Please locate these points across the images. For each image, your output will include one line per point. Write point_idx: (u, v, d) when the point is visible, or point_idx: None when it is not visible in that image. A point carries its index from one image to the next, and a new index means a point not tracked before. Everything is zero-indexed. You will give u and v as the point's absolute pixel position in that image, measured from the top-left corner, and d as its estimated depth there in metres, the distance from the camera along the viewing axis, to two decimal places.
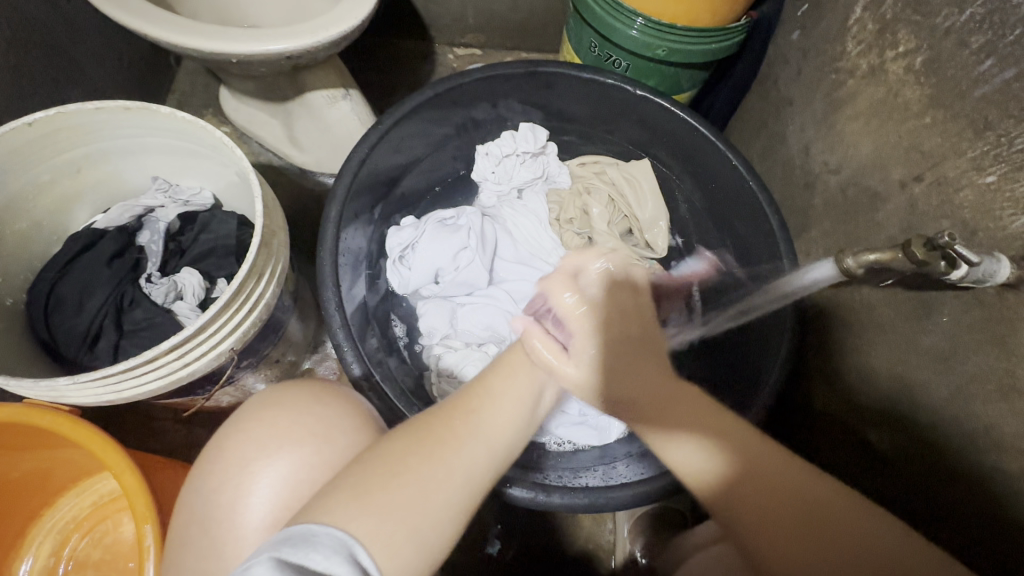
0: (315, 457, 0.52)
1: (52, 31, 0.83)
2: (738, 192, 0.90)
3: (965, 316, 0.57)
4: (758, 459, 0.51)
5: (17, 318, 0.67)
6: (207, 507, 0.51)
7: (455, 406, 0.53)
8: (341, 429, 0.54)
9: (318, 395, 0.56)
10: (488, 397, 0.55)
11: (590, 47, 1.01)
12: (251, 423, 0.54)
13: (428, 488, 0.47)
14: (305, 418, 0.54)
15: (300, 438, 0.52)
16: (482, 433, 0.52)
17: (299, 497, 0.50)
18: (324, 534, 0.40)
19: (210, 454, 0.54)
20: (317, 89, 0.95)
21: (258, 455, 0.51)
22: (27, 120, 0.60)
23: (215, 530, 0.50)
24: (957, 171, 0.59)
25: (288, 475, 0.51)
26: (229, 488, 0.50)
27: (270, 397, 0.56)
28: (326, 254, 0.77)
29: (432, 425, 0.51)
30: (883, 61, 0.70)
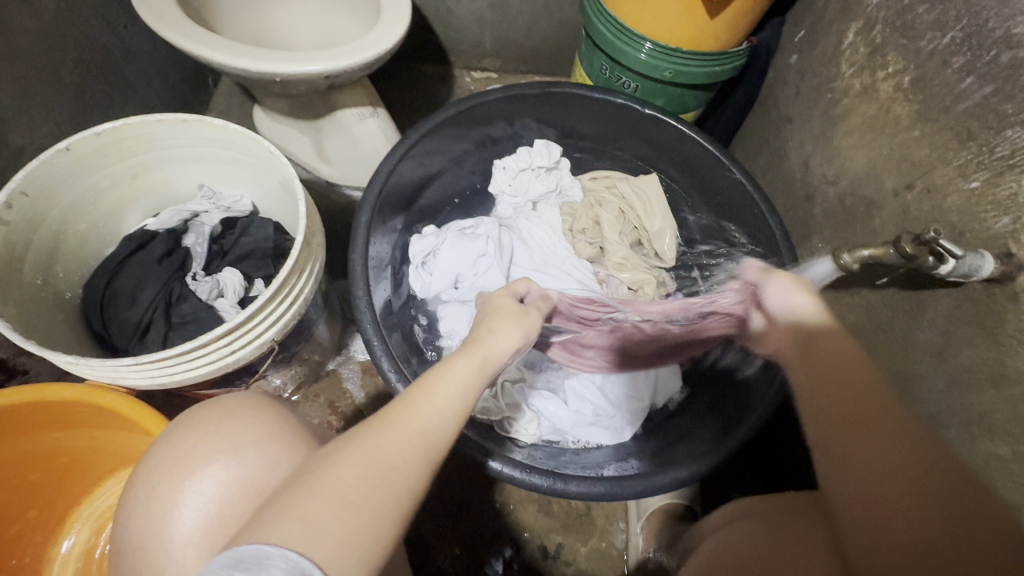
0: (225, 473, 0.50)
1: (112, 52, 0.91)
2: (742, 203, 0.95)
3: (956, 312, 0.60)
4: (878, 421, 0.53)
5: (74, 311, 0.73)
6: (129, 534, 0.50)
7: (404, 412, 0.44)
8: (250, 441, 0.52)
9: (231, 407, 0.55)
10: (433, 408, 0.45)
11: (601, 69, 1.08)
12: (163, 446, 0.53)
13: (379, 507, 0.40)
14: (212, 436, 0.52)
15: (205, 457, 0.51)
16: (430, 447, 0.44)
17: (214, 516, 0.48)
18: (286, 555, 0.35)
19: (133, 479, 0.53)
20: (348, 107, 1.02)
21: (167, 477, 0.51)
22: (97, 130, 0.67)
23: (136, 555, 0.49)
24: (945, 179, 0.64)
25: (203, 490, 0.49)
26: (144, 514, 0.49)
27: (194, 414, 0.55)
28: (357, 257, 0.83)
29: (366, 430, 0.43)
30: (874, 80, 0.76)
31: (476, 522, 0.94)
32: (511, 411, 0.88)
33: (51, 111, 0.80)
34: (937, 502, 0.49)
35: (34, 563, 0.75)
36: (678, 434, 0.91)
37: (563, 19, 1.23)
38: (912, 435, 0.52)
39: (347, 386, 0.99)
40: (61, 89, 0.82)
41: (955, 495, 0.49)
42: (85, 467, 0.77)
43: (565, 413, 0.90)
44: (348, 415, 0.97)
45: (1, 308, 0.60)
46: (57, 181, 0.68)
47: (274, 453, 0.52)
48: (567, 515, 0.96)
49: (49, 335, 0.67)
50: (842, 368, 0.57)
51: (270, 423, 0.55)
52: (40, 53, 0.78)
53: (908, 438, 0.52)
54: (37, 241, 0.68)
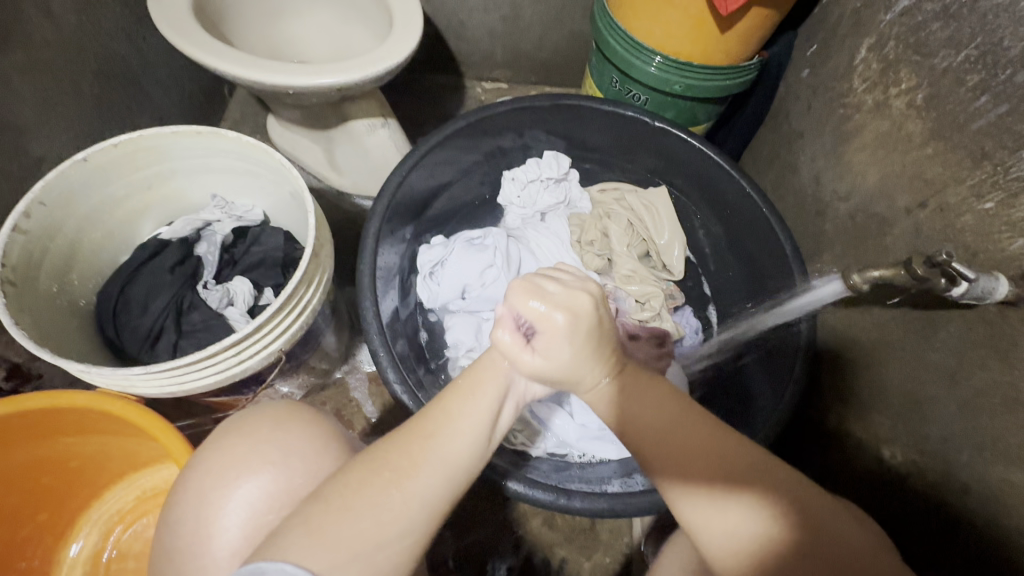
0: (273, 485, 0.51)
1: (131, 64, 0.93)
2: (752, 218, 0.94)
3: (969, 333, 0.59)
4: (725, 468, 0.45)
5: (87, 318, 0.74)
6: (176, 536, 0.51)
7: (418, 423, 0.48)
8: (299, 453, 0.53)
9: (279, 417, 0.55)
10: (446, 416, 0.48)
11: (611, 82, 1.09)
12: (212, 452, 0.54)
13: (386, 519, 0.43)
14: (264, 446, 0.53)
15: (257, 466, 0.51)
16: (442, 458, 0.46)
17: (259, 528, 0.49)
18: (283, 568, 0.39)
19: (180, 482, 0.54)
20: (359, 118, 1.03)
21: (217, 483, 0.51)
22: (114, 141, 0.68)
23: (184, 559, 0.50)
24: (958, 198, 0.64)
25: (251, 500, 0.50)
26: (192, 519, 0.50)
27: (243, 419, 0.56)
28: (365, 268, 0.84)
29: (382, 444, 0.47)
30: (887, 97, 0.75)
31: (480, 534, 0.93)
32: (518, 424, 0.89)
33: (71, 122, 0.82)
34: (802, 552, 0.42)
35: (44, 566, 0.76)
36: None
37: (574, 31, 1.24)
38: (748, 466, 0.46)
39: (354, 395, 1.00)
40: (81, 100, 0.84)
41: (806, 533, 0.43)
42: (94, 472, 0.78)
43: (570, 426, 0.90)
44: (354, 424, 0.97)
45: (17, 316, 0.62)
46: (74, 190, 0.69)
47: (321, 468, 0.53)
48: (572, 529, 0.95)
49: (63, 342, 0.68)
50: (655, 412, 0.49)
51: (316, 437, 0.55)
52: (62, 65, 0.80)
53: (748, 479, 0.45)
54: (53, 250, 0.70)
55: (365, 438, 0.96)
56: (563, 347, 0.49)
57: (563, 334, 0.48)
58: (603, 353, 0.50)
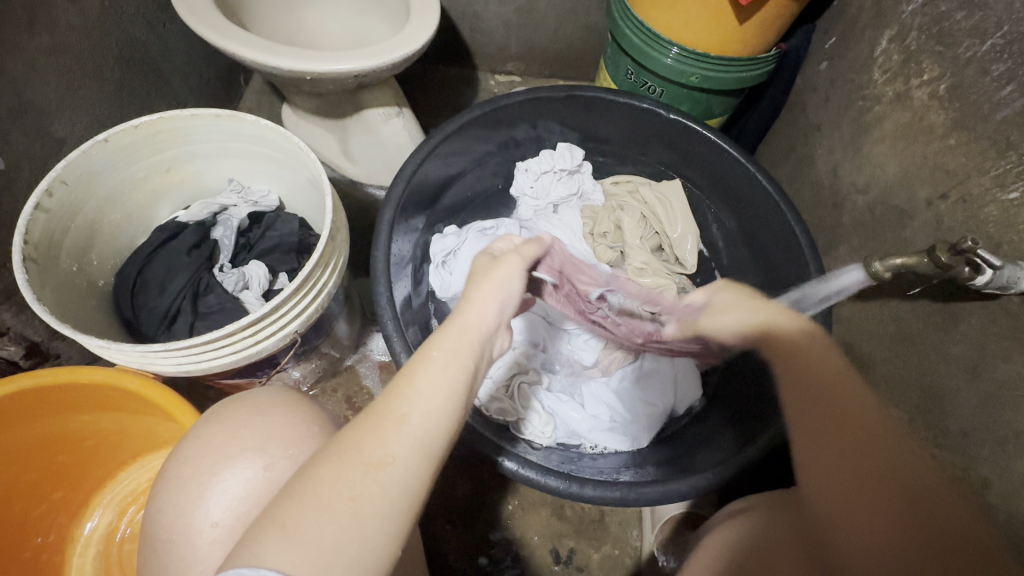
0: (252, 471, 0.51)
1: (150, 50, 0.94)
2: (768, 211, 0.94)
3: (992, 325, 0.59)
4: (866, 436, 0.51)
5: (105, 297, 0.75)
6: (157, 527, 0.51)
7: (385, 403, 0.41)
8: (277, 440, 0.53)
9: (261, 404, 0.56)
10: (419, 394, 0.41)
11: (626, 74, 1.08)
12: (194, 442, 0.54)
13: (366, 512, 0.37)
14: (242, 433, 0.53)
15: (234, 454, 0.52)
16: (418, 438, 0.40)
17: (238, 516, 0.49)
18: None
19: (163, 472, 0.54)
20: (373, 106, 1.04)
21: (197, 472, 0.52)
22: (135, 122, 0.69)
23: (164, 549, 0.50)
24: (981, 189, 0.63)
25: (231, 488, 0.50)
26: (172, 508, 0.50)
27: (223, 409, 0.57)
28: (380, 254, 0.84)
29: (351, 429, 0.40)
30: (908, 88, 0.74)
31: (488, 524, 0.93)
32: (526, 413, 0.88)
33: (92, 106, 0.83)
34: (897, 512, 0.48)
35: (59, 543, 0.77)
36: (699, 442, 0.89)
37: (589, 24, 1.24)
38: (888, 441, 0.51)
39: (365, 383, 1.00)
40: (101, 84, 0.85)
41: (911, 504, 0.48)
42: (109, 451, 0.79)
43: (582, 417, 0.90)
44: (364, 411, 0.97)
45: (39, 292, 0.62)
46: (96, 170, 0.70)
47: (301, 453, 0.52)
48: (581, 520, 0.95)
49: (84, 321, 0.69)
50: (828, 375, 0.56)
51: (299, 423, 0.55)
52: (85, 49, 0.80)
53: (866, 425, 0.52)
54: (73, 229, 0.70)
55: None
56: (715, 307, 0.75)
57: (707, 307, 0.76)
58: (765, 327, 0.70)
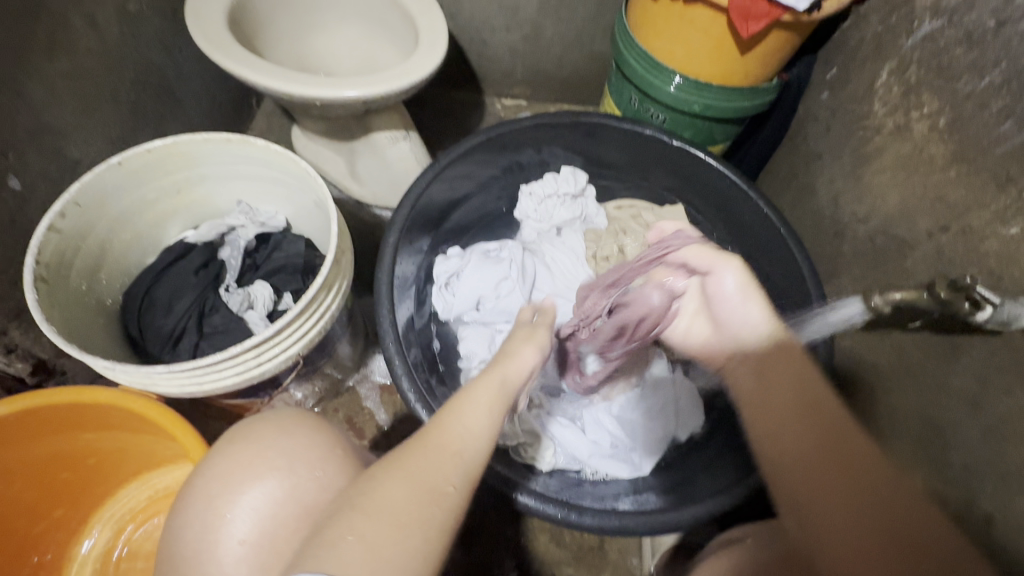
0: (279, 491, 0.52)
1: (166, 73, 0.96)
2: (770, 238, 0.94)
3: (993, 359, 0.58)
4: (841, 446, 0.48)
5: (112, 315, 0.76)
6: (181, 544, 0.51)
7: (440, 433, 0.46)
8: (304, 461, 0.54)
9: (284, 424, 0.56)
10: (467, 428, 0.47)
11: (630, 100, 1.10)
12: (220, 459, 0.54)
13: (429, 533, 0.41)
14: (269, 451, 0.54)
15: (262, 471, 0.52)
16: (470, 467, 0.45)
17: (265, 534, 0.50)
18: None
19: (188, 487, 0.54)
20: (381, 130, 1.06)
21: (223, 489, 0.52)
22: (149, 146, 0.71)
23: (187, 565, 0.50)
24: (981, 222, 0.63)
25: (257, 506, 0.51)
26: (197, 524, 0.51)
27: (245, 427, 0.57)
28: (383, 277, 0.85)
29: (410, 453, 0.45)
30: (908, 120, 0.75)
31: (486, 548, 0.92)
32: (527, 437, 0.87)
33: (108, 127, 0.85)
34: (867, 522, 0.44)
35: (56, 561, 0.77)
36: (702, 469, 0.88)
37: (594, 51, 1.26)
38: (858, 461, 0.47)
39: (366, 404, 1.00)
40: (118, 107, 0.87)
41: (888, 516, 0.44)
42: (111, 469, 0.79)
43: (582, 442, 0.90)
44: (364, 431, 0.97)
45: (48, 311, 0.63)
46: (108, 192, 0.72)
47: (326, 474, 0.53)
48: (580, 547, 0.94)
49: (91, 339, 0.70)
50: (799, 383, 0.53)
51: (321, 444, 0.56)
52: (103, 73, 0.83)
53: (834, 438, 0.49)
54: (84, 249, 0.72)
55: (375, 446, 0.96)
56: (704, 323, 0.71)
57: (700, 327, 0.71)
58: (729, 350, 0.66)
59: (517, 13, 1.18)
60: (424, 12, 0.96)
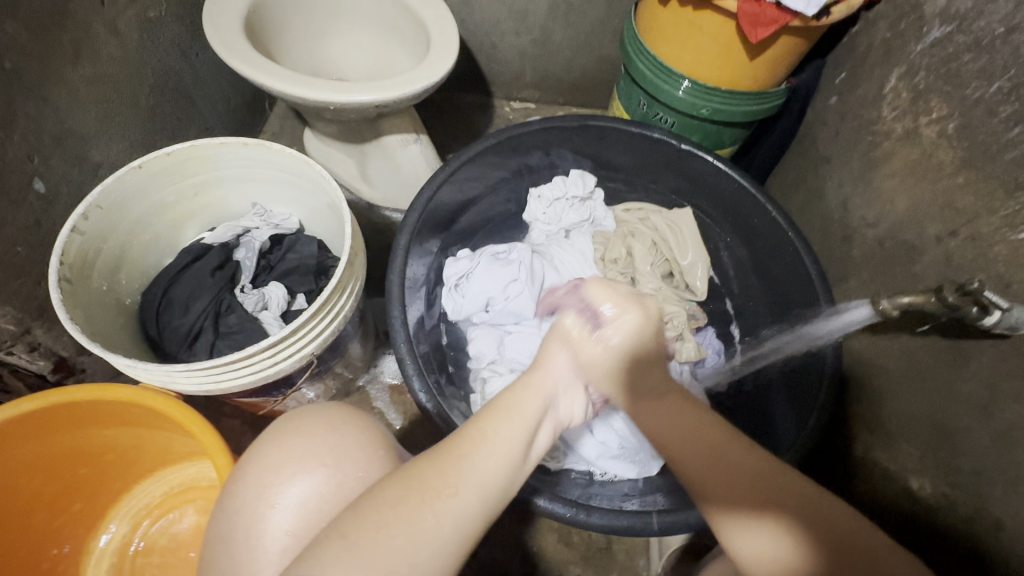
0: (326, 486, 0.53)
1: (183, 78, 0.98)
2: (778, 242, 0.95)
3: (1002, 364, 0.59)
4: (756, 484, 0.47)
5: (131, 315, 0.78)
6: (232, 529, 0.53)
7: (457, 441, 0.48)
8: (350, 458, 0.55)
9: (334, 421, 0.58)
10: (485, 435, 0.49)
11: (638, 104, 1.11)
12: (269, 449, 0.56)
13: (421, 539, 0.42)
14: (319, 446, 0.55)
15: (312, 466, 0.53)
16: (480, 476, 0.46)
17: (310, 527, 0.51)
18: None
19: (236, 475, 0.56)
20: (392, 134, 1.07)
21: (273, 479, 0.53)
22: (168, 150, 0.73)
23: (236, 552, 0.51)
24: (990, 228, 0.63)
25: (304, 500, 0.52)
26: (248, 510, 0.52)
27: (289, 421, 0.59)
28: (395, 278, 0.86)
29: (419, 462, 0.47)
30: (917, 125, 0.76)
31: (494, 548, 0.93)
32: None
33: (127, 131, 0.87)
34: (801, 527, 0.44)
35: (74, 554, 0.78)
36: None
37: (603, 55, 1.27)
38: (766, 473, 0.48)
39: (376, 404, 1.01)
40: (137, 111, 0.89)
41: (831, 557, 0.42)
42: (128, 465, 0.81)
43: (590, 444, 0.89)
44: None
45: (71, 311, 0.65)
46: (128, 196, 0.74)
47: (369, 474, 0.54)
48: (587, 547, 0.95)
49: (112, 338, 0.72)
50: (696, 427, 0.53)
51: (366, 443, 0.57)
52: (123, 78, 0.85)
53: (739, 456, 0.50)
54: (105, 250, 0.73)
55: None
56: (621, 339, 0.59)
57: (627, 327, 0.59)
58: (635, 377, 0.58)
59: (526, 18, 1.20)
60: (436, 18, 0.98)
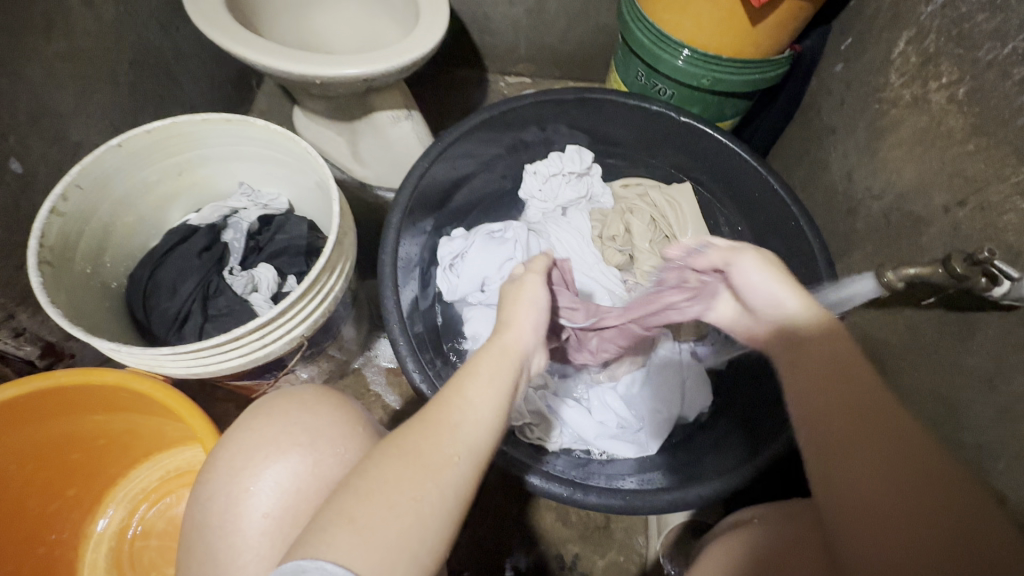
0: (302, 467, 0.53)
1: (163, 53, 0.95)
2: (779, 216, 0.92)
3: (1010, 336, 0.57)
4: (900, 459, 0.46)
5: (117, 299, 0.76)
6: (207, 514, 0.53)
7: (440, 411, 0.46)
8: (325, 438, 0.55)
9: (306, 401, 0.58)
10: (469, 403, 0.47)
11: (636, 76, 1.07)
12: (244, 432, 0.56)
13: (428, 511, 0.41)
14: (292, 427, 0.55)
15: (285, 447, 0.53)
16: (472, 442, 0.45)
17: (288, 509, 0.51)
18: (324, 567, 0.37)
19: (211, 460, 0.56)
20: (383, 109, 1.04)
21: (247, 462, 0.53)
22: (148, 127, 0.70)
23: (215, 537, 0.51)
24: (1000, 196, 0.61)
25: (280, 480, 0.52)
26: (223, 495, 0.52)
27: (265, 403, 0.58)
28: (387, 258, 0.84)
29: (409, 432, 0.45)
30: (926, 91, 0.73)
31: (495, 527, 0.93)
32: (533, 417, 0.87)
33: (107, 109, 0.85)
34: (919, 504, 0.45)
35: (72, 539, 0.78)
36: (710, 449, 0.88)
37: (600, 25, 1.23)
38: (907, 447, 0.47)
39: (373, 387, 1.01)
40: (117, 88, 0.86)
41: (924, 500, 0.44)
42: (122, 450, 0.80)
43: (589, 423, 0.89)
44: (372, 412, 0.98)
45: (54, 295, 0.63)
46: (109, 175, 0.71)
47: (347, 451, 0.55)
48: (586, 526, 0.95)
49: (98, 323, 0.70)
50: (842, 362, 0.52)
51: (343, 422, 0.57)
52: (100, 53, 0.82)
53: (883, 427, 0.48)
54: (88, 232, 0.71)
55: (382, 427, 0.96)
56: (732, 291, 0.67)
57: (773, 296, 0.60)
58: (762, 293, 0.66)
59: None
60: None
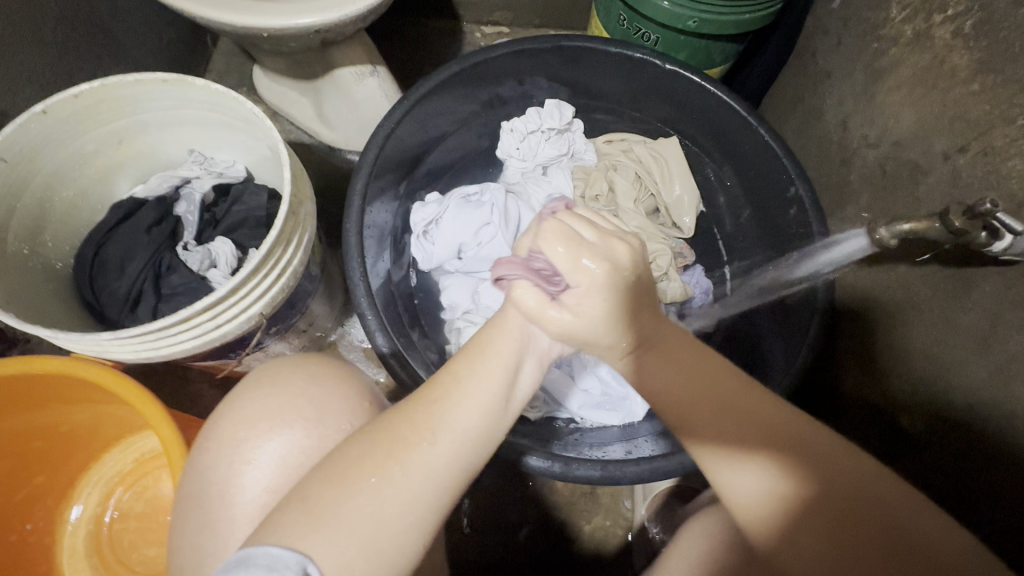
0: (306, 441, 0.50)
1: (97, 8, 0.86)
2: (769, 169, 0.87)
3: (1007, 292, 0.53)
4: (805, 457, 0.42)
5: (65, 281, 0.72)
6: (205, 486, 0.50)
7: (429, 388, 0.46)
8: (334, 412, 0.52)
9: (312, 370, 0.54)
10: (456, 377, 0.46)
11: (618, 20, 0.99)
12: (244, 400, 0.52)
13: (388, 493, 0.40)
14: (299, 399, 0.51)
15: (291, 420, 0.50)
16: (452, 423, 0.44)
17: (290, 484, 0.48)
18: (268, 552, 0.37)
19: (211, 428, 0.52)
20: (345, 66, 0.96)
21: (250, 433, 0.50)
22: (74, 91, 0.64)
23: (214, 507, 0.49)
24: (1005, 140, 0.56)
25: (284, 455, 0.49)
26: (221, 467, 0.49)
27: (269, 370, 0.55)
28: (352, 227, 0.78)
29: (389, 416, 0.44)
30: (929, 26, 0.66)
31: (479, 497, 0.93)
32: None
33: (36, 72, 0.78)
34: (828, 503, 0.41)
35: (47, 526, 0.77)
36: None
37: None
38: (789, 438, 0.43)
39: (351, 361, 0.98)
40: (44, 48, 0.78)
41: (878, 499, 0.40)
42: (88, 437, 0.78)
43: (574, 393, 0.86)
44: None
45: None
46: (39, 146, 0.65)
47: (354, 427, 0.52)
48: (572, 493, 0.94)
49: (40, 306, 0.66)
50: (689, 366, 0.46)
51: (351, 396, 0.54)
52: (19, 9, 0.74)
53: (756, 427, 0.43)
54: (20, 210, 0.66)
55: None
56: (596, 300, 0.44)
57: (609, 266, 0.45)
58: (636, 318, 0.46)
59: None
60: None
